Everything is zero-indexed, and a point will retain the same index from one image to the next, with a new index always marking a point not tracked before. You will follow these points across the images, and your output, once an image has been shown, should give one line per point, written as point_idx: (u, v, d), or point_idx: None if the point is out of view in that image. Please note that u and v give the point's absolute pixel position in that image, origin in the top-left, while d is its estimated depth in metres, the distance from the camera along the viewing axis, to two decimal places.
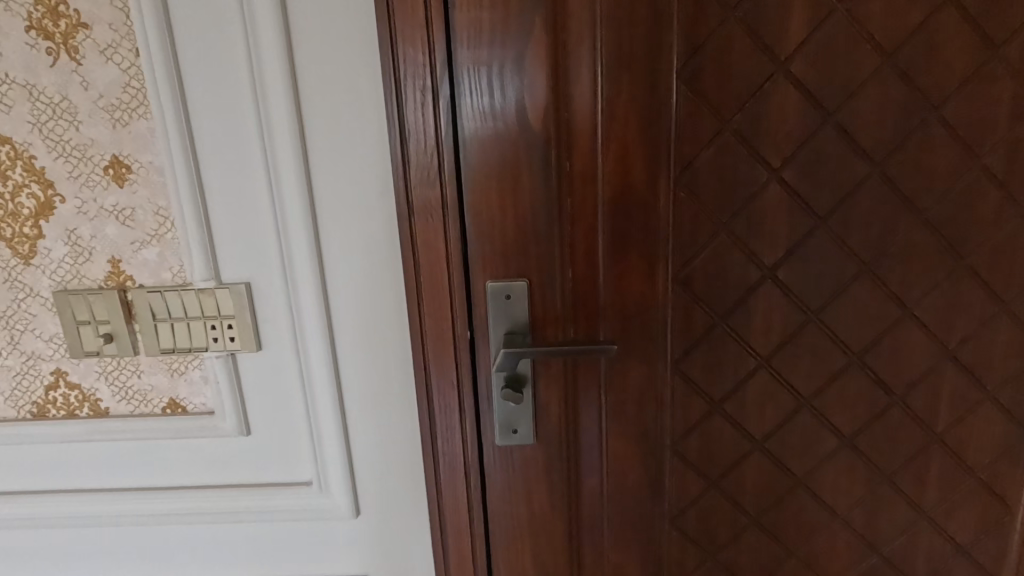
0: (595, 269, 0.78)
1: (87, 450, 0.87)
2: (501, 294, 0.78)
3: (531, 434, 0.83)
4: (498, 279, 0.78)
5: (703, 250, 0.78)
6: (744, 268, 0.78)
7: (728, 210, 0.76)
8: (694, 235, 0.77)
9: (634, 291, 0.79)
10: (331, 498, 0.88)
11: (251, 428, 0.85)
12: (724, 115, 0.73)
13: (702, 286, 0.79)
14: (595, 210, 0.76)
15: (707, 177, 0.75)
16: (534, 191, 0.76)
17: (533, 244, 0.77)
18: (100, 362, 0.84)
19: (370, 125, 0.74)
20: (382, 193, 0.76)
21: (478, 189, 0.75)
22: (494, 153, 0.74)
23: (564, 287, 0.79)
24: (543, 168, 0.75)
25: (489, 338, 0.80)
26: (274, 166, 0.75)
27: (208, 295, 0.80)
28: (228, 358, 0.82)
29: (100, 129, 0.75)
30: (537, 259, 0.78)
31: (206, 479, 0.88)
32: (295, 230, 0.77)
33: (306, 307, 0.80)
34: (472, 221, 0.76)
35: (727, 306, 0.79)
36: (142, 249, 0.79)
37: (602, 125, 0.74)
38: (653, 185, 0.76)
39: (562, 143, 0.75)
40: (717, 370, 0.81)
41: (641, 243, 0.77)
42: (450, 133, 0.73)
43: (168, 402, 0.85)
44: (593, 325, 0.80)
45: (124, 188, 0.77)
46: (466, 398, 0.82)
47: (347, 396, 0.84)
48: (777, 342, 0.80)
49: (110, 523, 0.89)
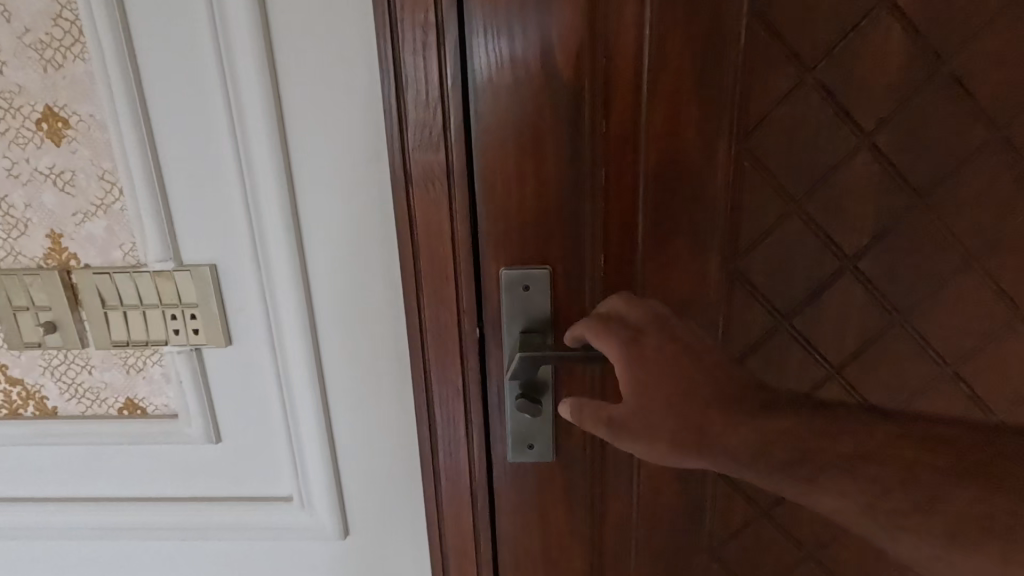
0: (632, 256, 0.64)
1: (34, 455, 0.75)
2: (518, 286, 0.64)
3: (549, 450, 0.70)
4: (515, 266, 0.64)
5: (769, 234, 0.63)
6: (818, 257, 0.63)
7: (802, 183, 0.61)
8: (757, 214, 0.62)
9: (680, 283, 0.64)
10: (314, 517, 0.76)
11: (222, 435, 0.73)
12: (807, 62, 0.58)
13: (764, 278, 0.64)
14: (636, 182, 0.62)
15: (778, 142, 0.60)
16: (561, 159, 0.61)
17: (557, 224, 0.63)
18: (45, 355, 0.71)
19: (356, 71, 0.59)
20: (372, 157, 0.62)
21: (491, 156, 0.61)
22: (513, 110, 0.59)
23: (593, 276, 0.65)
24: (573, 129, 0.60)
25: (501, 337, 0.66)
26: (240, 121, 0.61)
27: (166, 279, 0.67)
28: (191, 353, 0.69)
29: (28, 72, 0.61)
30: (563, 242, 0.63)
31: (170, 490, 0.76)
32: (267, 201, 0.63)
33: (282, 295, 0.66)
34: (484, 195, 0.62)
35: (794, 304, 0.65)
36: (86, 221, 0.66)
37: (648, 74, 0.59)
38: (709, 153, 0.60)
39: (599, 98, 0.59)
40: (777, 379, 0.67)
41: (689, 223, 0.63)
42: (459, 84, 0.58)
43: (125, 402, 0.73)
44: None
45: (61, 147, 0.63)
46: (472, 405, 0.69)
47: (333, 400, 0.71)
48: (850, 347, 0.66)
49: (65, 536, 0.78)
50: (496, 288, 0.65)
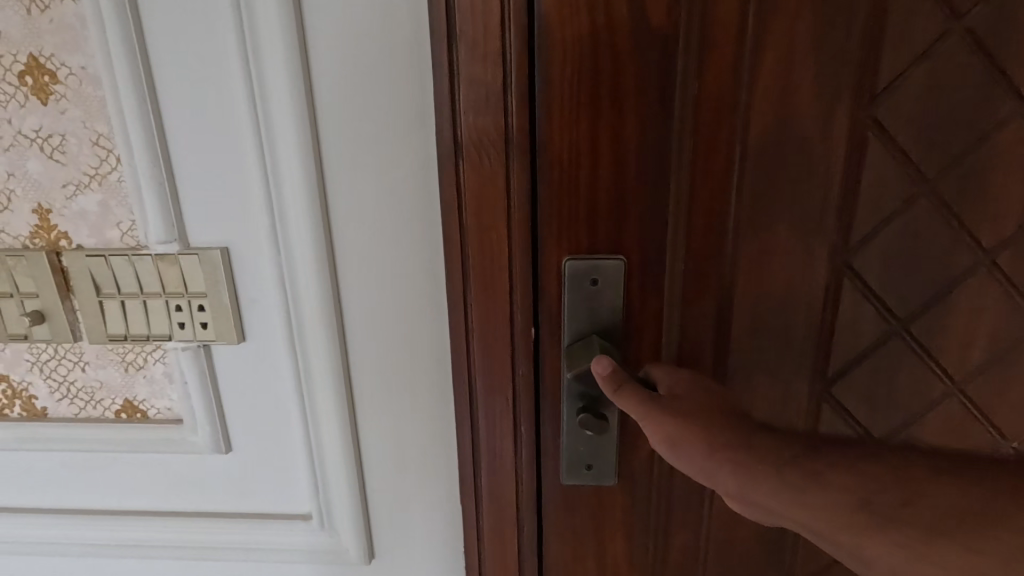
0: (721, 246, 0.53)
1: (22, 462, 0.66)
2: (584, 279, 0.54)
3: (610, 473, 0.60)
4: (581, 255, 0.54)
5: (891, 219, 0.52)
6: (947, 252, 0.52)
7: (937, 161, 0.50)
8: (877, 197, 0.51)
9: (777, 279, 0.54)
10: (336, 538, 0.66)
11: (232, 445, 0.64)
12: (956, 7, 0.47)
13: (880, 276, 0.53)
14: (731, 157, 0.51)
15: (912, 109, 0.49)
16: (642, 126, 0.50)
17: (632, 206, 0.52)
18: (32, 349, 0.62)
19: (399, 17, 0.49)
20: (415, 123, 0.52)
21: (558, 122, 0.50)
22: (587, 66, 0.49)
23: (673, 270, 0.54)
24: (659, 90, 0.50)
25: (560, 339, 0.56)
26: (259, 76, 0.51)
27: (170, 263, 0.57)
28: (199, 350, 0.59)
29: (9, 15, 0.52)
30: (639, 227, 0.53)
31: (174, 505, 0.67)
32: (288, 173, 0.53)
33: (302, 285, 0.57)
34: (547, 169, 0.52)
35: (915, 309, 0.54)
36: (77, 194, 0.56)
37: (754, 23, 0.48)
38: (826, 119, 0.50)
39: (693, 51, 0.49)
40: (885, 398, 0.57)
41: (793, 207, 0.52)
42: (523, 31, 0.48)
43: (123, 404, 0.64)
44: (713, 329, 0.55)
45: (48, 106, 0.54)
46: (522, 418, 0.59)
47: (360, 408, 0.61)
48: (978, 360, 0.55)
49: (55, 552, 0.69)
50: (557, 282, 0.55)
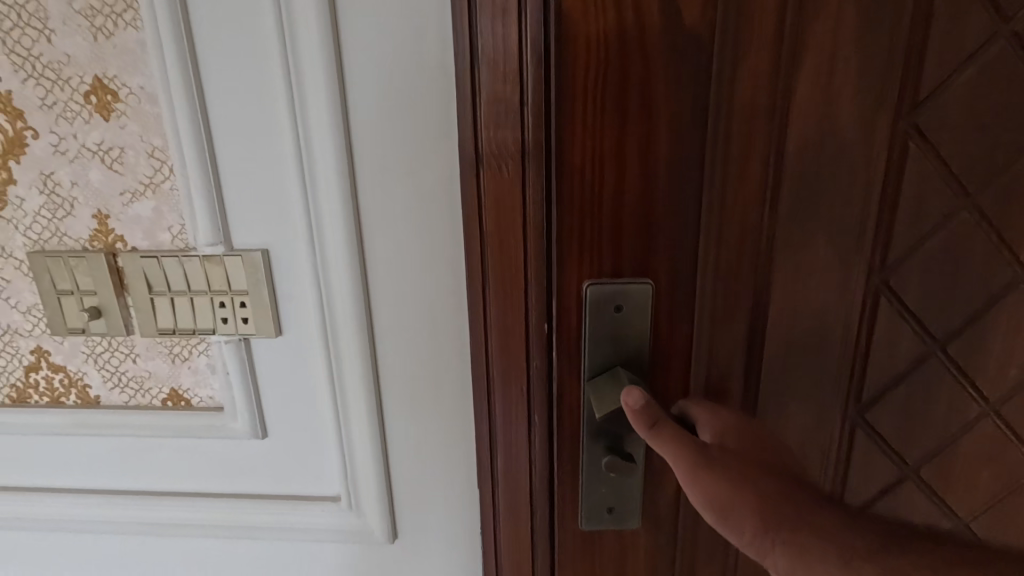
0: (743, 260, 0.57)
1: (75, 444, 0.72)
2: (607, 305, 0.57)
3: (630, 515, 0.64)
4: (602, 280, 0.57)
5: (935, 234, 0.56)
6: (986, 272, 0.57)
7: (979, 175, 0.55)
8: (924, 210, 0.55)
9: (809, 284, 0.58)
10: (362, 519, 0.71)
11: (268, 431, 0.69)
12: (1003, 10, 0.51)
13: (917, 298, 0.58)
14: (761, 176, 0.55)
15: (951, 113, 0.53)
16: (659, 160, 0.54)
17: (659, 230, 0.56)
18: (88, 341, 0.68)
19: (429, 40, 0.55)
20: (439, 136, 0.58)
21: (578, 157, 0.54)
22: (609, 103, 0.53)
23: (694, 285, 0.58)
24: (689, 121, 0.53)
25: (579, 360, 0.59)
26: (300, 99, 0.57)
27: (215, 264, 0.63)
28: (240, 343, 0.65)
29: (78, 41, 0.57)
30: (666, 248, 0.57)
31: (213, 486, 0.72)
32: (325, 181, 0.59)
33: (338, 284, 0.62)
34: (568, 198, 0.55)
35: (952, 330, 0.59)
36: (133, 202, 0.62)
37: (787, 42, 0.52)
38: (869, 132, 0.54)
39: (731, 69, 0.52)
40: (922, 419, 0.62)
41: (829, 218, 0.56)
42: (558, 63, 0.52)
43: (170, 393, 0.69)
44: (727, 330, 0.59)
45: (110, 122, 0.60)
46: (535, 420, 0.62)
47: (387, 397, 0.67)
48: (1012, 384, 0.60)
49: (103, 529, 0.75)
50: (577, 311, 0.58)
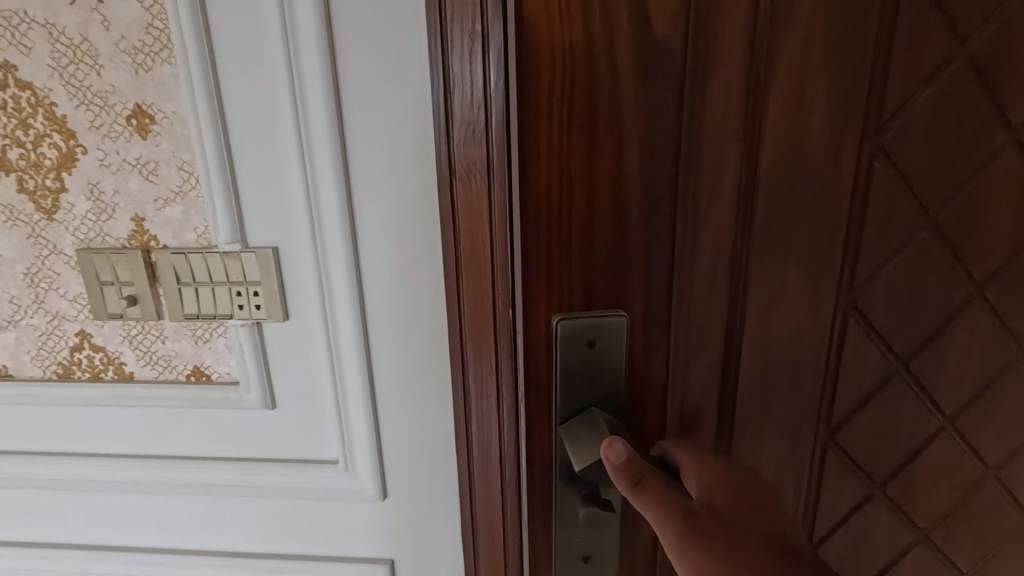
0: (715, 287, 0.53)
1: (111, 415, 0.84)
2: (580, 341, 0.51)
3: (609, 563, 0.58)
4: (574, 310, 0.51)
5: (900, 251, 0.55)
6: (939, 291, 0.57)
7: (939, 196, 0.54)
8: (891, 228, 0.54)
9: (787, 319, 0.55)
10: (357, 480, 0.83)
11: (277, 402, 0.81)
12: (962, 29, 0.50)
13: (879, 317, 0.57)
14: (740, 197, 0.50)
15: (919, 129, 0.52)
16: (631, 187, 0.48)
17: (634, 261, 0.50)
18: (124, 325, 0.80)
19: (410, 73, 0.67)
20: (419, 152, 0.70)
21: (545, 186, 0.47)
22: (576, 128, 0.46)
23: (671, 317, 0.53)
24: (666, 145, 0.48)
25: (550, 398, 0.53)
26: (304, 119, 0.69)
27: (233, 259, 0.75)
28: (254, 327, 0.77)
29: (122, 73, 0.69)
30: (640, 278, 0.51)
31: (229, 451, 0.84)
32: (326, 191, 0.71)
33: (337, 276, 0.74)
34: (534, 230, 0.48)
35: (912, 350, 0.58)
36: (165, 207, 0.74)
37: (760, 54, 0.47)
38: (835, 147, 0.51)
39: (711, 86, 0.47)
40: (886, 437, 0.61)
41: (808, 241, 0.53)
42: (522, 83, 0.45)
43: (193, 369, 0.81)
44: (700, 356, 0.54)
45: (147, 140, 0.72)
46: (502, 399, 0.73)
47: (379, 373, 0.78)
48: (970, 394, 0.61)
49: (134, 489, 0.87)
50: (544, 349, 0.51)
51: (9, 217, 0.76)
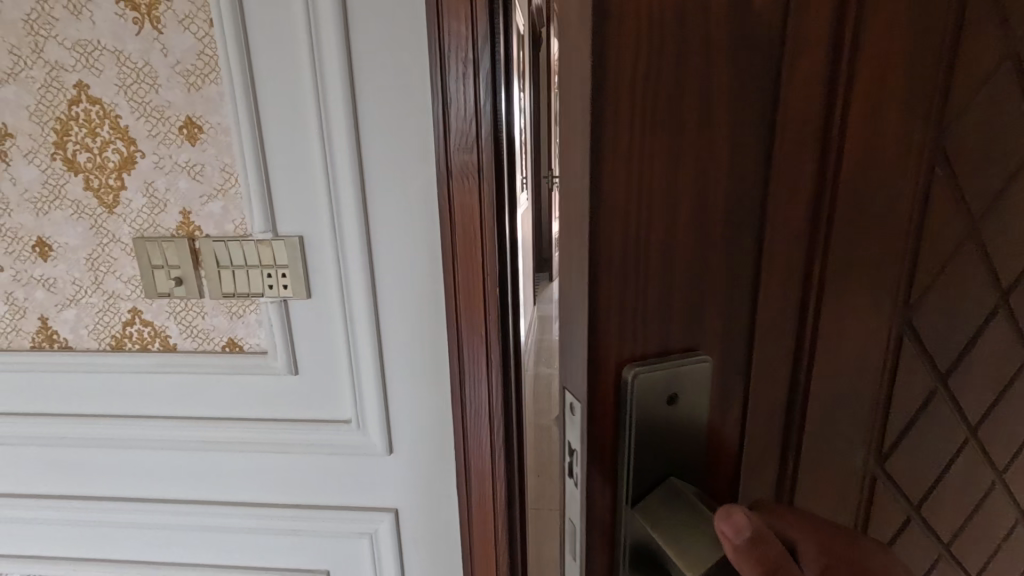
0: (784, 328, 0.35)
1: (156, 381, 0.97)
2: (657, 396, 0.33)
3: None
4: (646, 360, 0.33)
5: (954, 257, 0.39)
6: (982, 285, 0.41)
7: (984, 196, 0.39)
8: (936, 249, 0.38)
9: (855, 363, 0.38)
10: (367, 436, 0.97)
11: (300, 368, 0.95)
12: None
13: (932, 330, 0.41)
14: (819, 210, 0.33)
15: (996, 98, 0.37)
16: (733, 195, 0.31)
17: (718, 299, 0.33)
18: (171, 302, 0.94)
19: (413, 97, 0.82)
20: (421, 157, 0.84)
21: (618, 197, 0.30)
22: (664, 103, 0.29)
23: (741, 373, 0.35)
24: (765, 135, 0.30)
25: (614, 479, 0.34)
26: (327, 129, 0.83)
27: (266, 246, 0.89)
28: (281, 303, 0.91)
29: (176, 91, 0.84)
30: (720, 324, 0.34)
31: (257, 413, 0.98)
32: (345, 191, 0.85)
33: (352, 261, 0.88)
34: (606, 257, 0.31)
35: (951, 360, 0.43)
36: (209, 202, 0.88)
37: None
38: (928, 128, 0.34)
39: (818, 48, 0.30)
40: (921, 459, 0.45)
41: (889, 251, 0.36)
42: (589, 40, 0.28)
43: (228, 340, 0.95)
44: (763, 416, 0.37)
45: (196, 147, 0.86)
46: (493, 364, 0.90)
47: (387, 345, 0.93)
48: (992, 398, 0.46)
49: (174, 446, 1.00)
50: (614, 418, 0.33)
51: (75, 210, 0.91)
